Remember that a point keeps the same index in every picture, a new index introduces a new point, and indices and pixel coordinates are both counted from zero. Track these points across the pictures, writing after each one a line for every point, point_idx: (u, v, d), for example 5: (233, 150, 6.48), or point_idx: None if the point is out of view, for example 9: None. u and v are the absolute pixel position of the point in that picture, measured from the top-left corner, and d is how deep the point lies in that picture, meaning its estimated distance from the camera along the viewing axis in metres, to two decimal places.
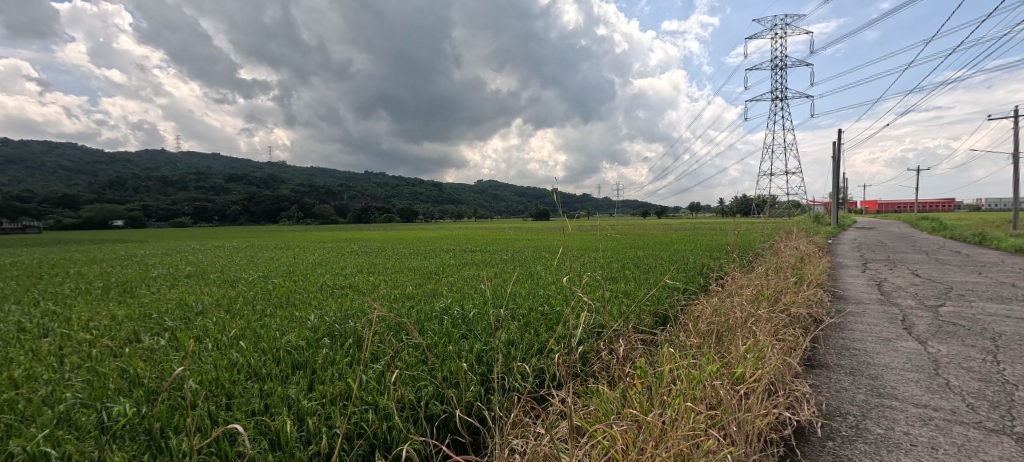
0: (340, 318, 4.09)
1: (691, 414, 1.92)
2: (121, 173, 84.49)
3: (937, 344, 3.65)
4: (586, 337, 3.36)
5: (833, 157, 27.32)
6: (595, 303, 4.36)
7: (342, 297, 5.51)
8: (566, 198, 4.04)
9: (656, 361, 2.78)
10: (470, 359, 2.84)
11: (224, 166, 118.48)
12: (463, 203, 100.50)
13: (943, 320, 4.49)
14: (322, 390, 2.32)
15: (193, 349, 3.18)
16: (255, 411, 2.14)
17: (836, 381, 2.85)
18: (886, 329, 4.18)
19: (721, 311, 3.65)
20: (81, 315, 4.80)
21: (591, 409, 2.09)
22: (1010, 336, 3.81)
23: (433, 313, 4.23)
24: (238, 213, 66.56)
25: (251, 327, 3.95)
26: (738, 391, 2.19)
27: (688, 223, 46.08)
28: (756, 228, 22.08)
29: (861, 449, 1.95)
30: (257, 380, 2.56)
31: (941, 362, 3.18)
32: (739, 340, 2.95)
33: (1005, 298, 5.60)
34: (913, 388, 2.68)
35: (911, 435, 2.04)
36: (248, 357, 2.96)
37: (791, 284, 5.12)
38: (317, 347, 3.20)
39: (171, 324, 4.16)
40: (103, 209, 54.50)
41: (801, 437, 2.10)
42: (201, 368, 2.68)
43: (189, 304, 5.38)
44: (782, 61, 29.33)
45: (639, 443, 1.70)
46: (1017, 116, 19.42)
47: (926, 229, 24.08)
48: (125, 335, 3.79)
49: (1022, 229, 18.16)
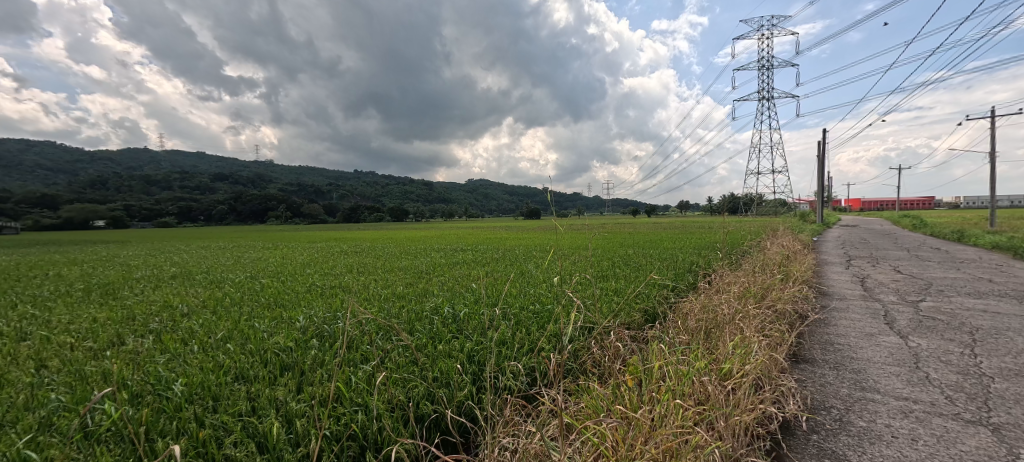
0: (329, 319, 4.05)
1: (680, 410, 1.94)
2: (103, 173, 82.30)
3: (917, 338, 3.75)
4: (577, 335, 3.39)
5: (818, 157, 27.91)
6: (585, 301, 4.38)
7: (331, 297, 5.44)
8: (555, 197, 4.03)
9: (646, 357, 2.82)
10: (460, 358, 2.83)
11: (209, 165, 115.89)
12: (454, 201, 100.06)
13: (923, 315, 4.62)
14: (311, 391, 2.28)
15: (179, 352, 3.13)
16: (242, 414, 2.12)
17: (821, 375, 2.91)
18: (868, 324, 4.28)
19: (710, 308, 3.70)
20: (61, 319, 4.64)
21: (582, 407, 2.10)
22: (986, 330, 3.94)
23: (423, 313, 4.19)
24: (225, 213, 65.49)
25: (238, 328, 3.89)
26: (726, 386, 2.23)
27: (677, 222, 46.63)
28: (746, 226, 22.39)
29: (844, 441, 2.00)
30: (244, 382, 2.52)
31: (921, 355, 3.27)
32: (727, 337, 2.99)
33: (982, 293, 5.78)
34: (895, 381, 2.76)
35: (892, 427, 2.10)
36: (235, 359, 2.91)
37: (777, 281, 5.20)
38: (305, 348, 3.16)
39: (156, 326, 4.08)
40: (85, 209, 53.13)
41: (787, 431, 2.14)
42: (188, 371, 2.64)
43: (174, 306, 5.24)
44: (768, 61, 29.63)
45: (628, 439, 1.72)
46: (994, 116, 19.93)
47: (907, 226, 24.76)
48: (108, 337, 3.71)
49: (998, 226, 18.75)
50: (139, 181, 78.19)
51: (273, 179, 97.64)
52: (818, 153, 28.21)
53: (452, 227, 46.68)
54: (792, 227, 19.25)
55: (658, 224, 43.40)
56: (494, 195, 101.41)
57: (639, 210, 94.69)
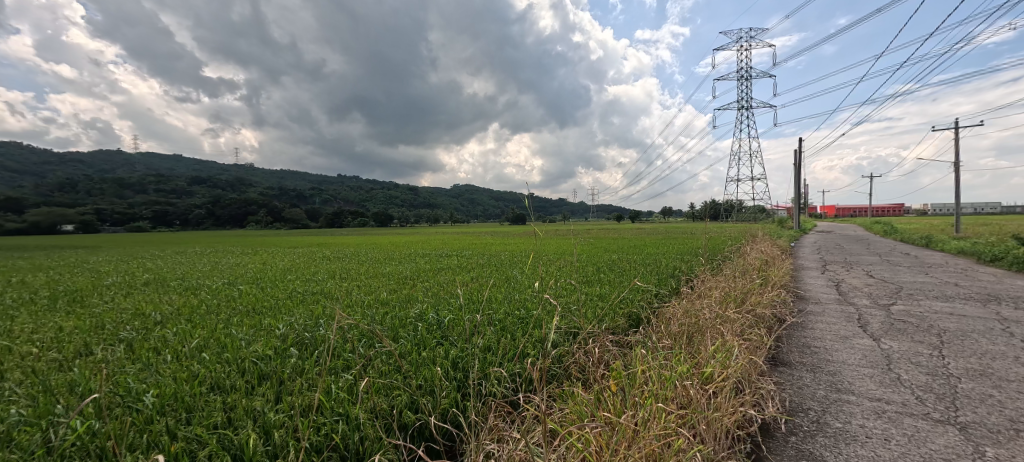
0: (310, 326, 3.97)
1: (663, 414, 1.97)
2: (73, 175, 79.20)
3: (889, 340, 3.88)
4: (562, 340, 3.40)
5: (794, 164, 28.82)
6: (569, 306, 4.41)
7: (313, 304, 5.35)
8: (539, 204, 4.06)
9: (629, 362, 2.85)
10: (445, 365, 2.80)
11: (187, 168, 112.72)
12: (439, 207, 99.62)
13: (894, 318, 4.79)
14: (291, 401, 2.22)
15: (151, 362, 3.02)
16: (217, 425, 2.05)
17: (799, 378, 2.99)
18: (843, 327, 4.41)
19: (691, 312, 3.77)
20: (25, 328, 4.43)
21: (567, 412, 2.10)
22: (953, 332, 4.11)
23: (407, 320, 4.15)
24: (203, 217, 63.63)
25: (215, 336, 3.78)
26: (708, 390, 2.26)
27: (661, 227, 47.50)
28: (726, 232, 23.06)
29: (821, 442, 2.05)
30: (220, 393, 2.44)
31: (893, 357, 3.39)
32: (708, 341, 3.04)
33: (948, 297, 6.03)
34: (869, 382, 2.84)
35: (866, 428, 2.16)
36: (211, 368, 2.82)
37: (756, 286, 5.33)
38: (285, 356, 3.08)
39: (127, 334, 3.93)
40: (52, 213, 50.91)
41: (766, 433, 2.18)
42: (161, 382, 2.55)
43: (147, 314, 5.05)
44: (745, 72, 30.43)
45: (612, 445, 1.73)
46: (957, 128, 20.97)
47: (878, 232, 25.75)
48: (75, 347, 3.55)
49: (963, 232, 19.63)
50: (112, 183, 75.45)
51: (253, 183, 95.52)
52: (794, 161, 29.21)
53: (438, 232, 46.54)
54: (769, 232, 19.84)
55: (642, 229, 44.04)
56: (480, 200, 101.41)
57: (623, 216, 95.83)
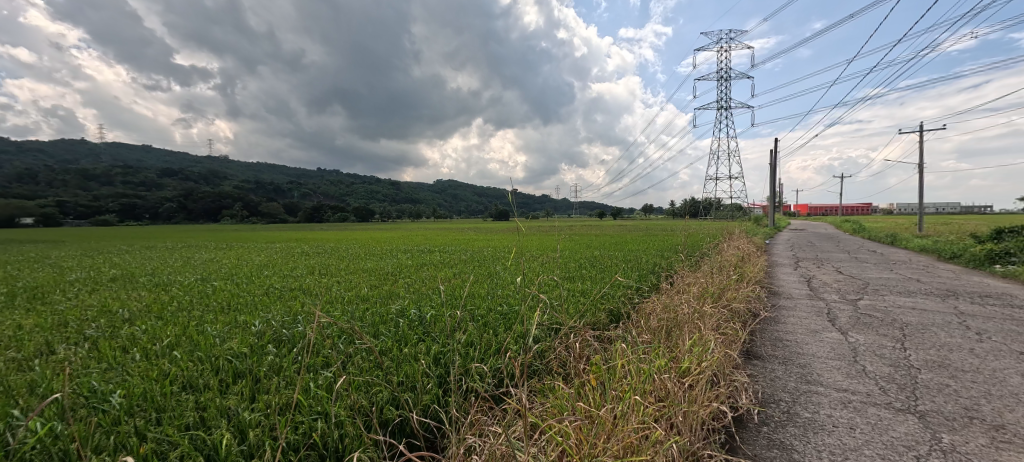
0: (288, 323, 3.89)
1: (641, 407, 2.00)
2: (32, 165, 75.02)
3: (856, 334, 4.05)
4: (544, 335, 3.43)
5: (770, 164, 29.77)
6: (551, 302, 4.43)
7: (291, 300, 5.23)
8: (522, 199, 4.06)
9: (609, 356, 2.89)
10: (426, 361, 2.79)
11: (157, 159, 108.34)
12: (423, 202, 98.72)
13: (861, 312, 5.00)
14: (266, 400, 2.17)
15: (118, 361, 2.90)
16: (189, 425, 1.99)
17: (771, 370, 3.09)
18: (814, 322, 4.59)
19: (670, 307, 3.86)
20: None
21: (547, 406, 2.12)
22: (914, 325, 4.32)
23: (388, 316, 4.11)
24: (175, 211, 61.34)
25: (187, 333, 3.66)
26: (685, 383, 2.32)
27: (642, 224, 48.32)
28: (705, 229, 23.71)
29: (791, 432, 2.13)
30: (193, 392, 2.37)
31: (859, 350, 3.54)
32: (686, 336, 3.12)
33: (911, 292, 6.33)
34: (836, 374, 2.97)
35: (833, 417, 2.26)
36: (183, 367, 2.73)
37: (732, 282, 5.47)
38: (261, 354, 3.01)
39: (93, 332, 3.77)
40: (9, 206, 48.13)
41: (740, 424, 2.25)
42: (128, 381, 2.45)
43: (113, 311, 4.84)
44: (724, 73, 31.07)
45: (591, 438, 1.76)
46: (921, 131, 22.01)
47: (848, 230, 26.83)
48: (35, 346, 3.37)
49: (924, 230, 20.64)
50: (75, 175, 71.88)
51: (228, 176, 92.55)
52: (770, 161, 30.12)
53: (420, 228, 46.05)
54: (746, 229, 20.35)
55: (623, 227, 44.75)
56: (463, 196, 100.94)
57: (606, 212, 97.05)
